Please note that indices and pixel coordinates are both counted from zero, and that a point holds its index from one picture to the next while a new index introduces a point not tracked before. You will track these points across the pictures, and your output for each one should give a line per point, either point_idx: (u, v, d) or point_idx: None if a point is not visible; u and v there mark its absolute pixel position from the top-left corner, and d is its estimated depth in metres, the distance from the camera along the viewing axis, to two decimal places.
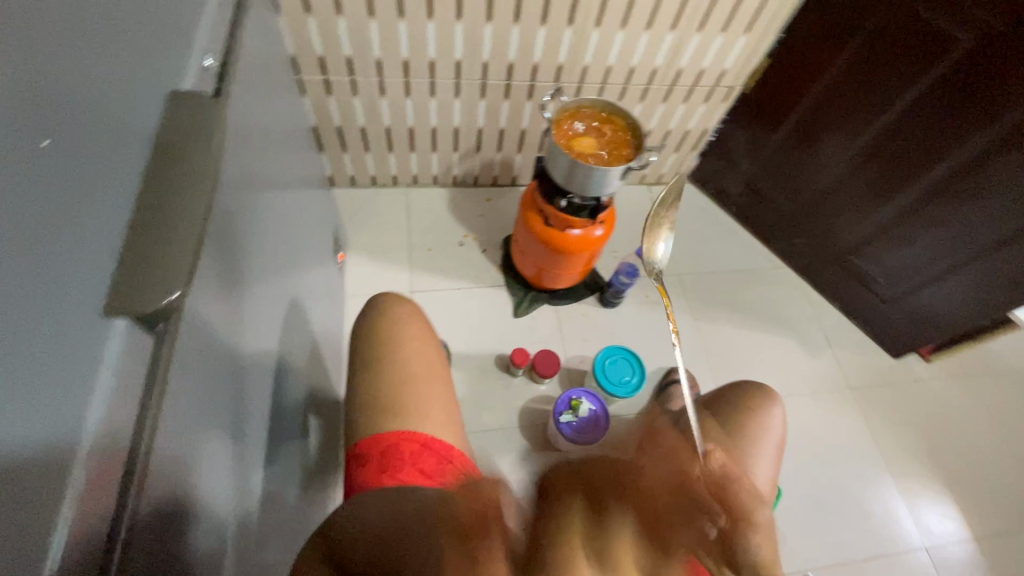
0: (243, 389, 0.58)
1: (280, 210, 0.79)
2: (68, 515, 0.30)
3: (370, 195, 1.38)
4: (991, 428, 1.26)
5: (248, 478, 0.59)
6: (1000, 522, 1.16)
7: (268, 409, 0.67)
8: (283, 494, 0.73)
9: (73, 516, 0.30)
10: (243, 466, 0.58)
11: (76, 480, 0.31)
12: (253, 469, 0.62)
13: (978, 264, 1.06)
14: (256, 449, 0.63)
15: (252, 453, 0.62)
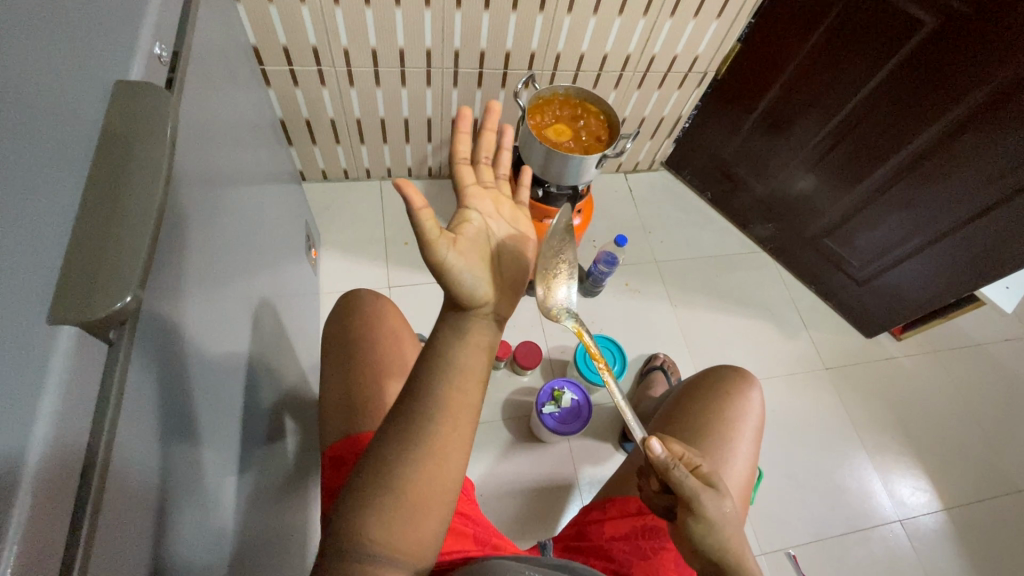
0: (206, 393, 0.56)
1: (247, 206, 0.76)
2: (22, 521, 0.29)
3: (342, 189, 1.35)
4: (958, 402, 1.31)
5: (217, 480, 0.58)
6: (968, 492, 1.20)
7: (238, 413, 0.65)
8: (259, 499, 0.71)
9: (22, 534, 0.29)
10: (210, 470, 0.57)
11: (26, 495, 0.29)
12: (224, 474, 0.60)
13: (943, 243, 1.09)
14: (225, 456, 0.61)
15: (222, 460, 0.60)
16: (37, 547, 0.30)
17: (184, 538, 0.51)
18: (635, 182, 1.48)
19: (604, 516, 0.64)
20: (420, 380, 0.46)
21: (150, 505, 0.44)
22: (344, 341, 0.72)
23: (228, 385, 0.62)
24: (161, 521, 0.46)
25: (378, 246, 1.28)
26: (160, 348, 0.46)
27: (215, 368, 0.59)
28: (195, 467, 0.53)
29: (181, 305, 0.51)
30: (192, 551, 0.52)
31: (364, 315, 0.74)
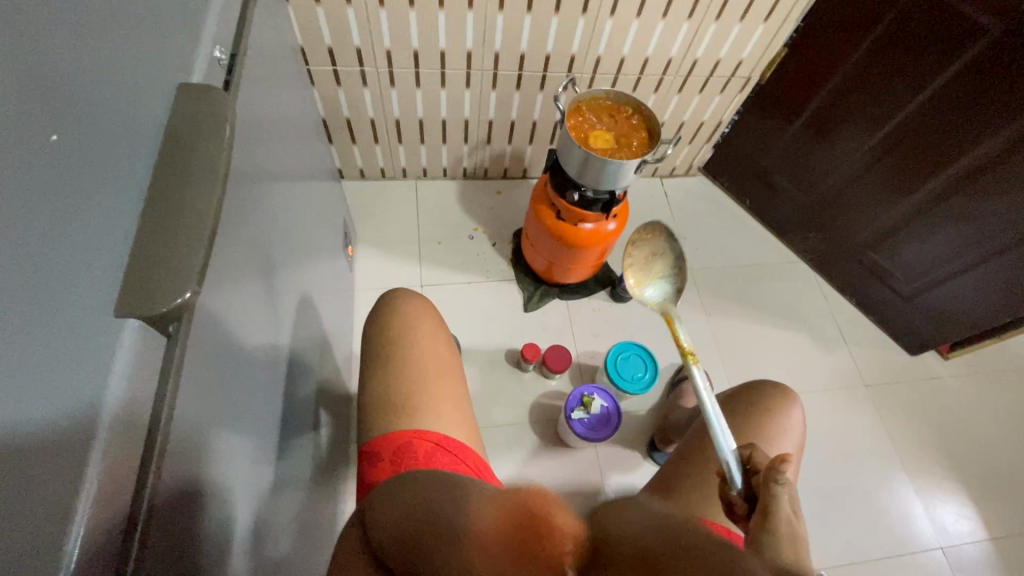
0: (243, 386, 0.57)
1: (291, 203, 0.78)
2: (90, 498, 0.30)
3: (379, 187, 1.37)
4: (1009, 427, 1.24)
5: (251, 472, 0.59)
6: (1017, 523, 1.14)
7: (276, 405, 0.66)
8: (293, 490, 0.73)
9: (90, 506, 0.30)
10: (245, 460, 0.58)
11: (94, 468, 0.30)
12: (259, 465, 0.62)
13: (1000, 260, 1.03)
14: (263, 447, 0.63)
15: (259, 451, 0.62)
16: (101, 523, 0.30)
17: (220, 526, 0.52)
18: (671, 188, 1.45)
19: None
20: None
21: (191, 493, 0.45)
22: (381, 339, 0.73)
23: (267, 379, 0.64)
24: (203, 507, 0.48)
25: (412, 245, 1.30)
26: (209, 341, 0.47)
27: (256, 361, 0.61)
28: (235, 456, 0.55)
29: (229, 300, 0.52)
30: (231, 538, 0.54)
31: (401, 314, 0.75)
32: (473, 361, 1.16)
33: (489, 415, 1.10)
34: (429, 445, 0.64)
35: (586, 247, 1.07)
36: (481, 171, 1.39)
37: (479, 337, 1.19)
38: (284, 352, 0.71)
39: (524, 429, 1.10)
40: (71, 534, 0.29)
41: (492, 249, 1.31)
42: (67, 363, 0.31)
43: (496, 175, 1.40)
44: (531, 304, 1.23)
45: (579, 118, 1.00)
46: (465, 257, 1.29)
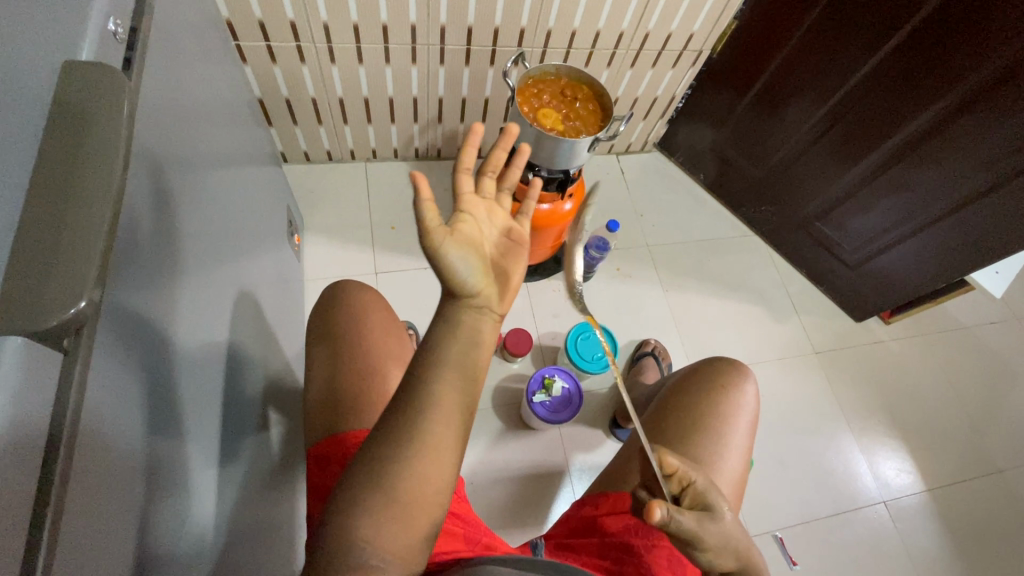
0: (180, 393, 0.53)
1: (224, 191, 0.73)
2: None
3: (326, 170, 1.30)
4: (944, 386, 1.32)
5: (195, 485, 0.56)
6: (950, 474, 1.22)
7: (218, 409, 0.63)
8: (244, 494, 0.69)
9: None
10: (188, 473, 0.54)
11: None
12: (204, 474, 0.58)
13: (938, 227, 1.08)
14: (207, 451, 0.59)
15: (203, 456, 0.58)
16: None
17: (163, 539, 0.49)
18: (627, 164, 1.45)
19: (598, 513, 0.63)
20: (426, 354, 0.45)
21: (126, 511, 0.42)
22: (330, 334, 0.70)
23: (208, 380, 0.60)
24: (141, 522, 0.45)
25: (365, 230, 1.25)
26: (133, 346, 0.43)
27: (194, 365, 0.57)
28: (178, 463, 0.52)
29: (157, 302, 0.48)
30: (175, 552, 0.51)
31: (350, 308, 0.71)
32: None
33: None
34: None
35: (544, 229, 1.05)
36: (434, 152, 1.34)
37: None
38: (224, 351, 0.67)
39: (487, 415, 1.09)
40: None
41: None
42: None
43: (450, 155, 1.36)
44: None
45: (531, 95, 0.96)
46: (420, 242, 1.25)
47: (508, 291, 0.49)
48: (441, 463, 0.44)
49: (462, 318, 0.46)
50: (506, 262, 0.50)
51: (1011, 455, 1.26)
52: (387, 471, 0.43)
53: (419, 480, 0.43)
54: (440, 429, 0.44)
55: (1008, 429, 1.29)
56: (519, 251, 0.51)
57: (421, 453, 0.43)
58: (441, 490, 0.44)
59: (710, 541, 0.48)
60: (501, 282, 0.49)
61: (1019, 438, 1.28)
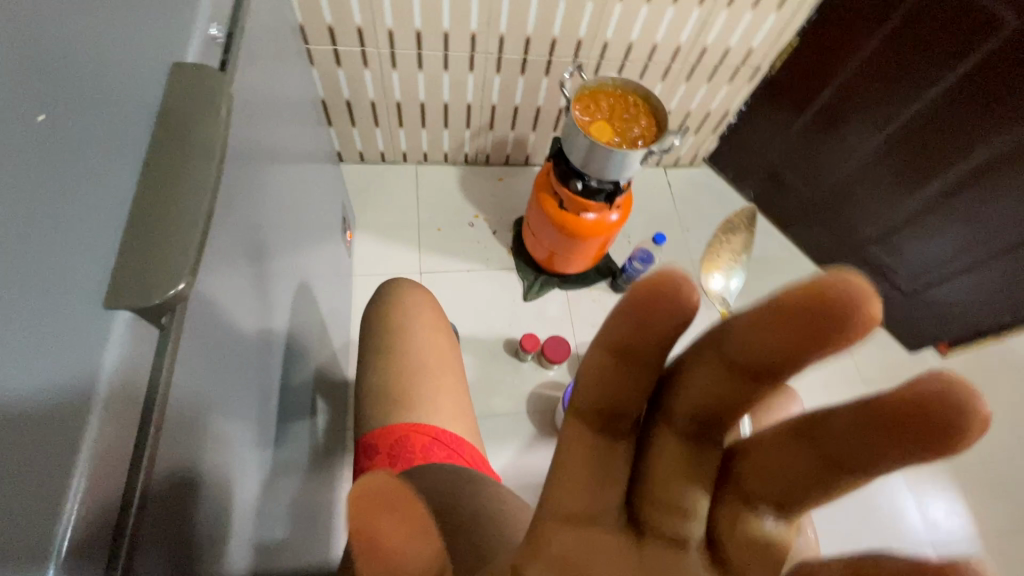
0: (243, 372, 0.57)
1: (289, 187, 0.77)
2: (80, 499, 0.29)
3: (380, 171, 1.35)
4: (1004, 427, 1.24)
5: (250, 460, 0.59)
6: (1005, 521, 1.14)
7: (275, 389, 0.66)
8: (291, 473, 0.73)
9: (89, 472, 0.29)
10: (246, 448, 0.57)
11: (92, 434, 0.30)
12: (258, 449, 0.61)
13: (1005, 260, 1.02)
14: (263, 433, 0.63)
15: (259, 438, 0.62)
16: (109, 491, 0.31)
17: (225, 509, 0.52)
18: (675, 178, 1.44)
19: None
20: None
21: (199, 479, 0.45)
22: (382, 328, 0.72)
23: (269, 364, 0.64)
24: (212, 488, 0.48)
25: (413, 231, 1.29)
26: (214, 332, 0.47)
27: (258, 348, 0.60)
28: (241, 437, 0.55)
29: (232, 289, 0.52)
30: (232, 524, 0.54)
31: (402, 304, 0.74)
32: (472, 350, 1.16)
33: (487, 404, 1.10)
34: (428, 439, 0.64)
35: (588, 239, 1.06)
36: (483, 157, 1.37)
37: (478, 325, 1.18)
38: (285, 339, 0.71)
39: (521, 419, 1.10)
40: (57, 537, 0.28)
41: (493, 237, 1.30)
42: (63, 355, 0.31)
43: (498, 161, 1.38)
44: (531, 294, 1.22)
45: (585, 106, 0.97)
46: (465, 244, 1.28)
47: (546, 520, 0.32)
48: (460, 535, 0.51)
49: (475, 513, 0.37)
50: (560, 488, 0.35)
51: None
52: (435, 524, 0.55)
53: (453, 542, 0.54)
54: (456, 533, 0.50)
55: None
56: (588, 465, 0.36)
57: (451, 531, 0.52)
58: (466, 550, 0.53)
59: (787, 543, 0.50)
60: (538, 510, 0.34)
61: None
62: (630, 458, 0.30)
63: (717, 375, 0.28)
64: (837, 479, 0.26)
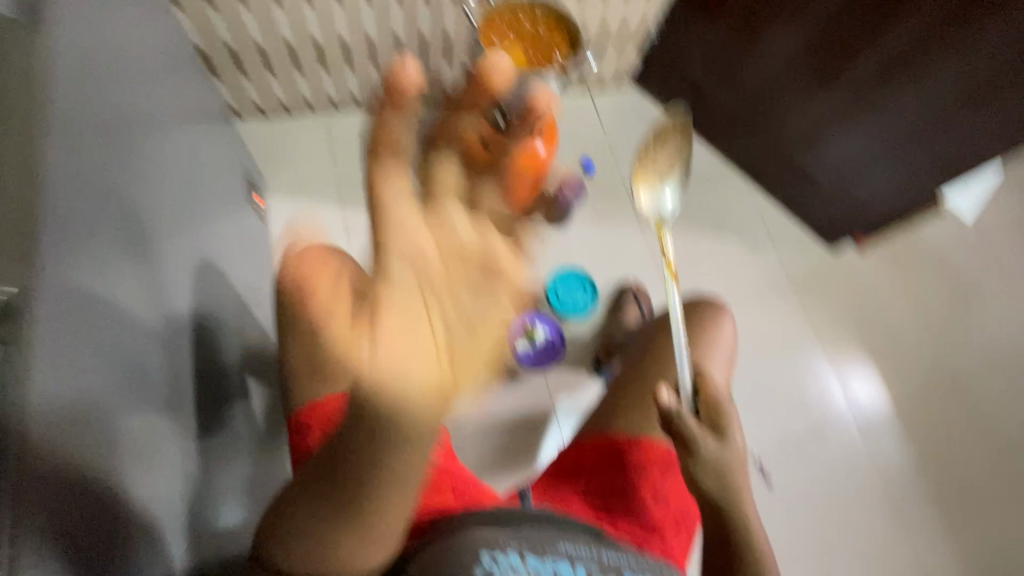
0: (134, 363, 0.54)
1: (169, 152, 0.68)
2: None
3: (285, 124, 1.23)
4: (913, 306, 1.36)
5: (159, 458, 0.56)
6: (915, 389, 1.28)
7: (184, 373, 0.62)
8: (229, 458, 0.70)
9: None
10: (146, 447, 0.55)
11: None
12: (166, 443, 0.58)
13: (917, 144, 1.07)
14: (183, 422, 0.61)
15: (178, 427, 0.60)
16: None
17: (134, 504, 0.52)
18: (602, 101, 1.39)
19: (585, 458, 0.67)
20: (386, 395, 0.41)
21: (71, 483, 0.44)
22: (299, 298, 0.67)
23: (174, 352, 0.61)
24: (98, 488, 0.47)
25: (332, 187, 1.20)
26: (57, 337, 0.45)
27: (150, 342, 0.57)
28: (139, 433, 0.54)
29: (86, 286, 0.49)
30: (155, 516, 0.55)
31: (316, 271, 0.69)
32: None
33: None
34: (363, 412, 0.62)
35: None
36: None
37: None
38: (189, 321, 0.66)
39: None
40: None
41: None
42: None
43: None
44: None
45: (497, 32, 0.90)
46: None
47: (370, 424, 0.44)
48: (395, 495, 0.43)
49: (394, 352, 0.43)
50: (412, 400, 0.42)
51: (979, 371, 1.30)
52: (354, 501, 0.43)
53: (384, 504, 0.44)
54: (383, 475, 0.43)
55: (978, 348, 1.33)
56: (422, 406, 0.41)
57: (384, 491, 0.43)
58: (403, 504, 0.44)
59: (707, 454, 0.56)
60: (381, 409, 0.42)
61: (988, 357, 1.32)
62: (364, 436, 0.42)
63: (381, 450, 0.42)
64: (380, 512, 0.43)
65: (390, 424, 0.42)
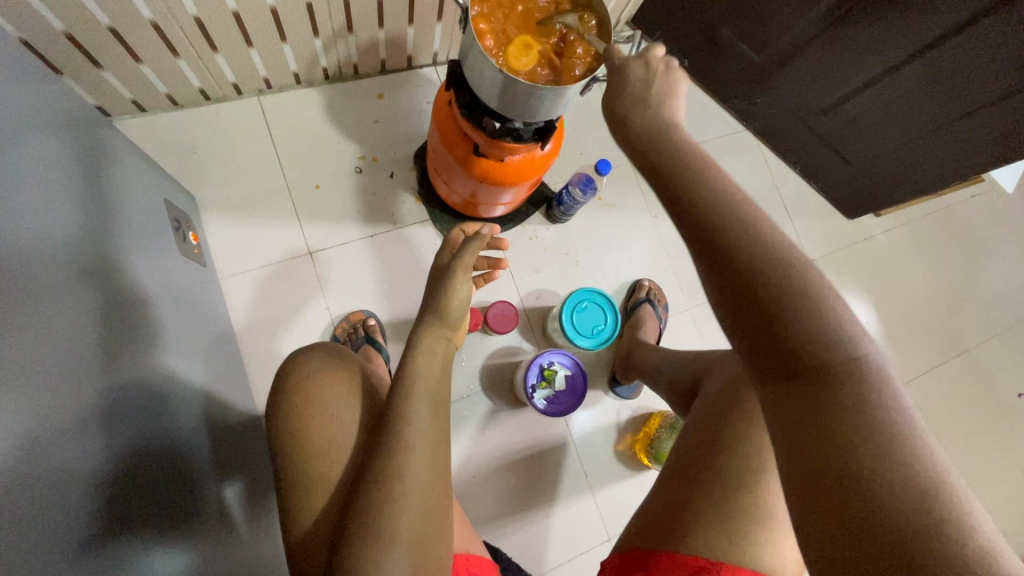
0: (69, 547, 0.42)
1: (33, 228, 0.48)
2: None
3: (208, 116, 0.96)
4: (927, 272, 1.30)
5: None
6: (927, 361, 1.24)
7: (154, 497, 0.54)
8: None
9: None
10: None
11: None
12: None
13: (959, 125, 0.94)
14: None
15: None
16: None
17: None
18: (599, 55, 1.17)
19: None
20: (401, 381, 0.49)
21: (18, 531, 0.38)
22: (311, 448, 0.50)
23: (201, 433, 0.67)
24: None
25: (282, 197, 0.97)
26: (44, 364, 0.45)
27: (192, 424, 0.66)
28: (166, 483, 0.57)
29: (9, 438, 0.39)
30: None
31: (324, 403, 0.51)
32: (401, 337, 0.96)
33: None
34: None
35: (518, 183, 0.83)
36: (350, 69, 1.01)
37: (404, 306, 0.97)
38: (207, 406, 0.71)
39: (477, 398, 0.97)
40: None
41: (391, 182, 1.01)
42: None
43: (372, 70, 1.03)
44: None
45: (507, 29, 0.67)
46: (358, 201, 0.99)
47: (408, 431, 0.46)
48: (428, 515, 0.45)
49: (419, 342, 0.51)
50: (435, 401, 0.49)
51: (980, 332, 1.29)
52: (385, 518, 0.43)
53: (417, 517, 0.44)
54: (421, 489, 0.45)
55: (980, 307, 1.31)
56: (441, 408, 0.49)
57: (410, 504, 0.44)
58: (435, 527, 0.45)
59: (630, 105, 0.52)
60: (404, 397, 0.48)
61: (989, 314, 1.30)
62: (411, 425, 0.46)
63: (426, 459, 0.46)
64: (430, 524, 0.45)
65: (428, 430, 0.47)
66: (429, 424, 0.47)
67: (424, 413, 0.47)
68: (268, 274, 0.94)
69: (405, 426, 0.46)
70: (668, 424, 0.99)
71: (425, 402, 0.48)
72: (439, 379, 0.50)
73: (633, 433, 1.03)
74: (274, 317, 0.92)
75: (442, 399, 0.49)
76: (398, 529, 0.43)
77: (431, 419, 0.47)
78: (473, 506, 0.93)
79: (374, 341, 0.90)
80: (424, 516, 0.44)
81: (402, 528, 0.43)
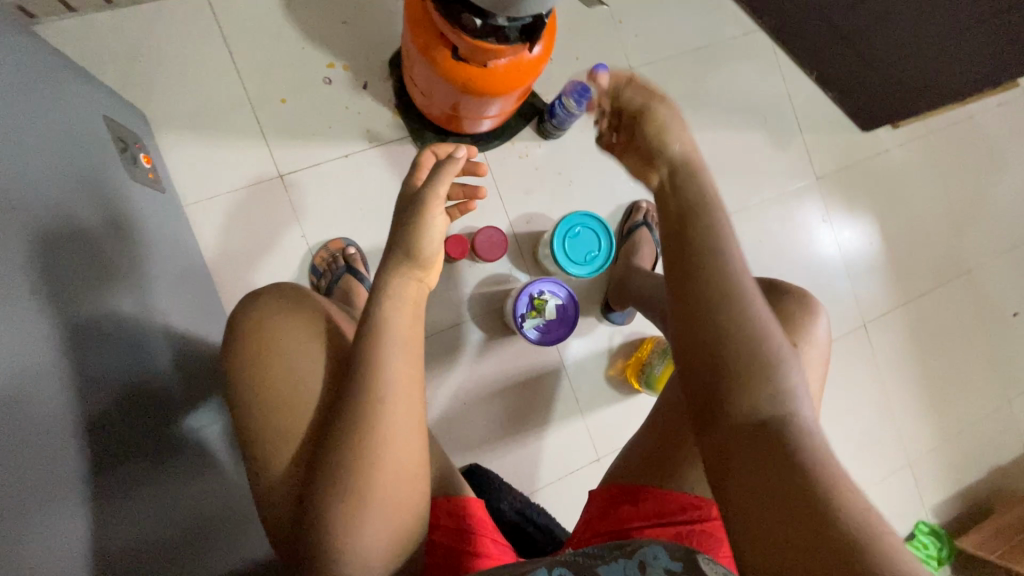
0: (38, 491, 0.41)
1: None
2: None
3: (151, 17, 0.84)
4: (937, 188, 1.23)
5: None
6: (927, 282, 1.21)
7: (126, 430, 0.52)
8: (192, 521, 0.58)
9: None
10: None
11: None
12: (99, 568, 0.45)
13: None
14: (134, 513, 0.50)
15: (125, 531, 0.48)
16: None
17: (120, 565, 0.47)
18: None
19: (637, 514, 0.53)
20: (370, 324, 0.45)
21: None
22: (279, 394, 0.47)
23: (170, 362, 0.64)
24: None
25: (244, 113, 0.87)
26: None
27: (162, 359, 0.62)
28: (138, 416, 0.55)
29: None
30: None
31: (291, 347, 0.48)
32: None
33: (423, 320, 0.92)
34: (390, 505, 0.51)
35: (504, 93, 0.74)
36: None
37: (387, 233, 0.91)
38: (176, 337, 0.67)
39: (467, 326, 0.95)
40: None
41: (365, 94, 0.91)
42: None
43: None
44: None
45: None
46: (329, 116, 0.90)
47: (379, 379, 0.43)
48: (406, 458, 0.43)
49: (388, 283, 0.46)
50: (408, 345, 0.45)
51: (985, 250, 1.25)
52: (362, 466, 0.41)
53: (394, 464, 0.42)
54: (398, 434, 0.43)
55: (989, 225, 1.25)
56: (415, 350, 0.46)
57: (385, 452, 0.42)
58: (414, 471, 0.44)
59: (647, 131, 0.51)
60: (372, 344, 0.44)
61: (997, 233, 1.26)
62: (378, 365, 0.43)
63: (404, 406, 0.43)
64: (407, 469, 0.43)
65: (400, 378, 0.44)
66: (400, 371, 0.44)
67: (395, 360, 0.44)
68: (236, 201, 0.87)
69: (375, 372, 0.43)
70: (660, 348, 0.98)
71: (397, 348, 0.44)
72: (413, 324, 0.46)
73: (625, 358, 1.02)
74: (247, 247, 0.86)
75: (416, 343, 0.46)
76: (372, 478, 0.41)
77: (402, 364, 0.44)
78: (464, 432, 0.94)
79: (356, 271, 0.85)
80: (403, 462, 0.43)
81: (379, 476, 0.42)
